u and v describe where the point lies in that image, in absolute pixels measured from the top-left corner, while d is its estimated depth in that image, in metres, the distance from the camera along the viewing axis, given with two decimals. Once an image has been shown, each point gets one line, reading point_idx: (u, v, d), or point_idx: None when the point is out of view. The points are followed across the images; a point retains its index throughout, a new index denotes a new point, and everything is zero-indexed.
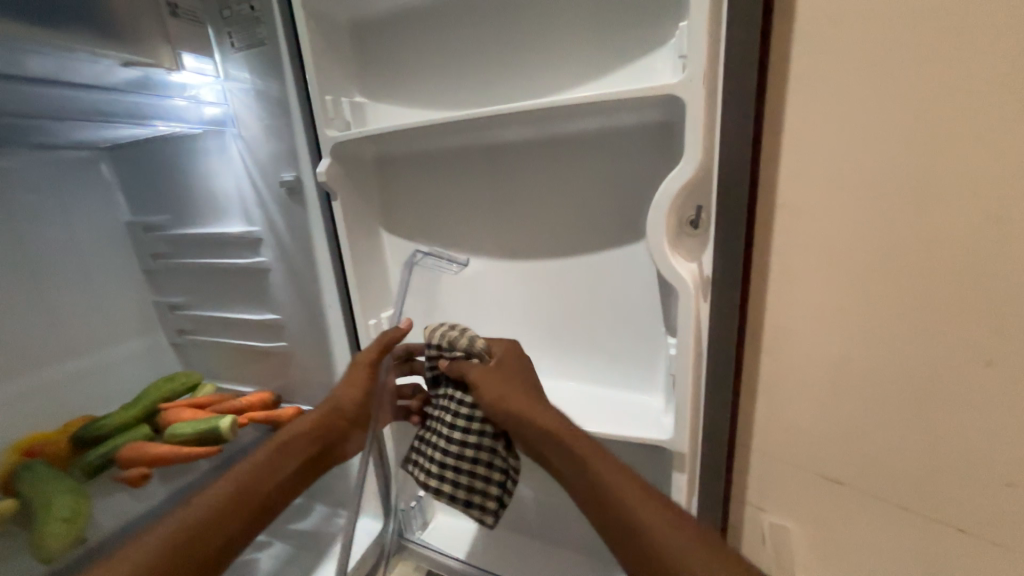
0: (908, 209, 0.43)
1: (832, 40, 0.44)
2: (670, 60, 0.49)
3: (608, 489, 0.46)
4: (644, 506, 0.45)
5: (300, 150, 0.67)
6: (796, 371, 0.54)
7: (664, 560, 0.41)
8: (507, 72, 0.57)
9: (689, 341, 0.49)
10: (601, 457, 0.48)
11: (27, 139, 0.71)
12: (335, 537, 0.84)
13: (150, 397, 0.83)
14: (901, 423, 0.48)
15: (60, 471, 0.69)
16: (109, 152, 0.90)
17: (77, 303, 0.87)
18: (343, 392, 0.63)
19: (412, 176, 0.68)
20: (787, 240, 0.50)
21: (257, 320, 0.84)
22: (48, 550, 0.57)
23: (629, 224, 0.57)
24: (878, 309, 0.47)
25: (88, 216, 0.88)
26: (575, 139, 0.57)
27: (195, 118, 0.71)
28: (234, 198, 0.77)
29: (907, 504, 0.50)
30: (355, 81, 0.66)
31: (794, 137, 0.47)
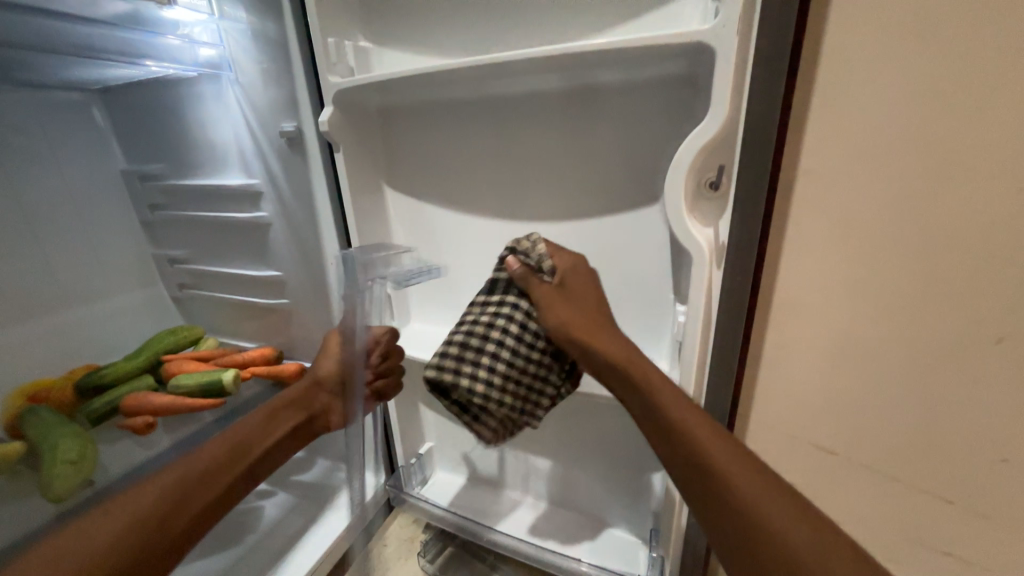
0: (940, 178, 0.41)
1: None
2: (700, 6, 0.45)
3: (676, 424, 0.42)
4: (716, 445, 0.40)
5: (301, 97, 0.63)
6: (800, 342, 0.53)
7: (751, 516, 0.37)
8: (522, 17, 0.54)
9: (699, 308, 0.48)
10: (668, 389, 0.45)
11: (14, 74, 0.67)
12: (337, 489, 0.86)
13: (152, 349, 0.83)
14: (905, 397, 0.48)
15: (65, 417, 0.69)
16: (100, 95, 0.86)
17: (75, 252, 0.86)
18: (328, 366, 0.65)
19: (418, 128, 0.65)
20: (807, 209, 0.48)
21: (257, 276, 0.83)
22: (56, 491, 0.59)
23: (643, 186, 0.55)
24: (895, 283, 0.45)
25: (80, 162, 0.86)
26: (592, 94, 0.54)
27: (190, 60, 0.67)
28: (232, 148, 0.75)
29: (898, 475, 0.50)
30: (357, 22, 0.62)
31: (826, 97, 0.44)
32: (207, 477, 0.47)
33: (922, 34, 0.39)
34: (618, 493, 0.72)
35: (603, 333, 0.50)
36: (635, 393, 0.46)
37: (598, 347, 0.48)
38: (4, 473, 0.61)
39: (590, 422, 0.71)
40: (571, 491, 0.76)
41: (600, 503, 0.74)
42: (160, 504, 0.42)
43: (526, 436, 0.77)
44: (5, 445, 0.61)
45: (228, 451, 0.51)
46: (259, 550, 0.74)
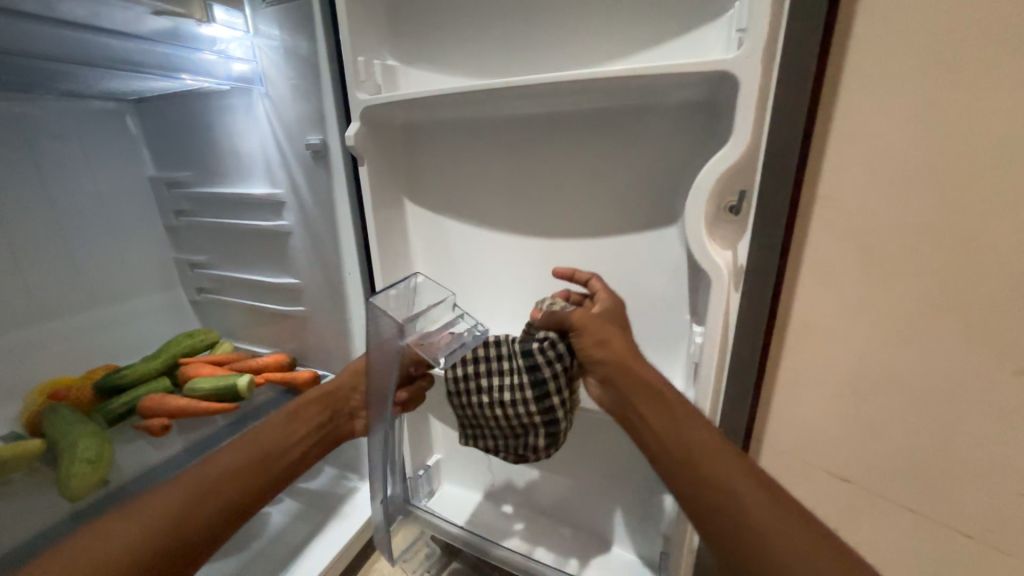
0: (965, 209, 0.40)
1: (903, 17, 0.40)
2: (724, 36, 0.46)
3: (685, 436, 0.42)
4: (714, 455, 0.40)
5: (327, 113, 0.65)
6: (816, 368, 0.52)
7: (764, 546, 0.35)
8: (547, 40, 0.55)
9: (716, 330, 0.48)
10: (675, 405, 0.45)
11: (53, 84, 0.70)
12: (344, 497, 0.86)
13: (170, 351, 0.85)
14: (925, 429, 0.47)
15: (84, 416, 0.71)
16: (134, 105, 0.90)
17: (101, 255, 0.88)
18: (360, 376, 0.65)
19: (441, 144, 0.67)
20: (824, 235, 0.48)
21: (275, 283, 0.84)
22: (72, 490, 0.59)
23: (662, 207, 0.55)
24: (915, 313, 0.45)
25: (111, 168, 0.89)
26: (614, 116, 0.55)
27: (224, 74, 0.69)
28: (259, 159, 0.77)
29: (916, 508, 0.49)
30: (386, 42, 0.64)
31: (845, 127, 0.45)
32: (229, 480, 0.46)
33: (941, 66, 0.39)
34: (627, 515, 0.71)
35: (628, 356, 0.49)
36: (651, 410, 0.46)
37: (612, 363, 0.49)
38: (21, 469, 0.63)
39: (600, 440, 0.70)
40: (579, 510, 0.75)
41: (607, 523, 0.73)
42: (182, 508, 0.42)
43: None
44: (24, 443, 0.63)
45: (253, 454, 0.50)
46: (265, 556, 0.75)
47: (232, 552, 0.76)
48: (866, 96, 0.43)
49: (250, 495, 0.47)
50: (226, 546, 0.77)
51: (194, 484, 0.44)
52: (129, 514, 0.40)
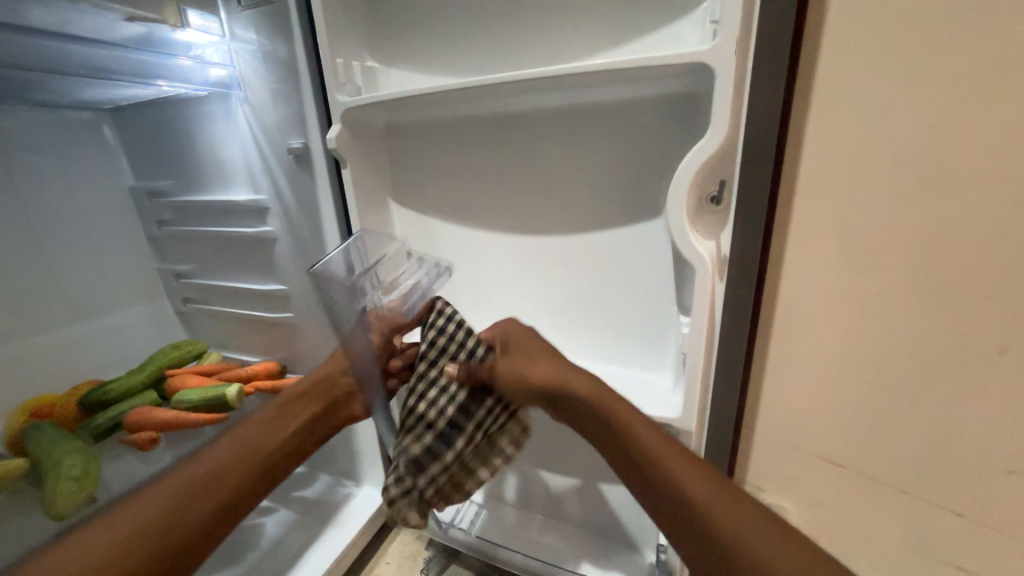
0: (939, 192, 0.41)
1: (872, 7, 0.41)
2: (700, 29, 0.47)
3: (661, 454, 0.40)
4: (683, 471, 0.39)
5: (308, 116, 0.65)
6: (803, 354, 0.53)
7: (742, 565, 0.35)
8: (526, 37, 0.55)
9: (703, 319, 0.48)
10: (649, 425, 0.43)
11: (27, 95, 0.69)
12: (340, 504, 0.86)
13: (156, 363, 0.84)
14: (909, 409, 0.48)
15: (68, 432, 0.69)
16: (111, 114, 0.88)
17: (81, 268, 0.87)
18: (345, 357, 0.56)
19: (424, 145, 0.67)
20: (805, 222, 0.49)
21: (262, 290, 0.84)
22: (57, 508, 0.58)
23: (646, 200, 0.56)
24: (896, 295, 0.46)
25: (89, 179, 0.87)
26: (595, 111, 0.55)
27: (201, 79, 0.67)
28: (241, 165, 0.76)
29: (905, 487, 0.50)
30: (365, 44, 0.64)
31: (822, 116, 0.45)
32: (208, 486, 0.43)
33: (911, 52, 0.40)
34: (624, 510, 0.71)
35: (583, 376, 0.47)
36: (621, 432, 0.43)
37: (573, 383, 0.46)
38: (6, 490, 0.61)
39: None
40: (577, 507, 0.75)
41: (604, 517, 0.74)
42: (154, 521, 0.40)
43: (530, 450, 0.77)
44: (9, 461, 0.61)
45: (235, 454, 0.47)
46: (261, 567, 0.74)
47: (228, 564, 0.75)
48: (840, 84, 0.44)
49: (235, 498, 0.45)
50: (221, 559, 0.76)
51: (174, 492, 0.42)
52: (98, 532, 0.38)
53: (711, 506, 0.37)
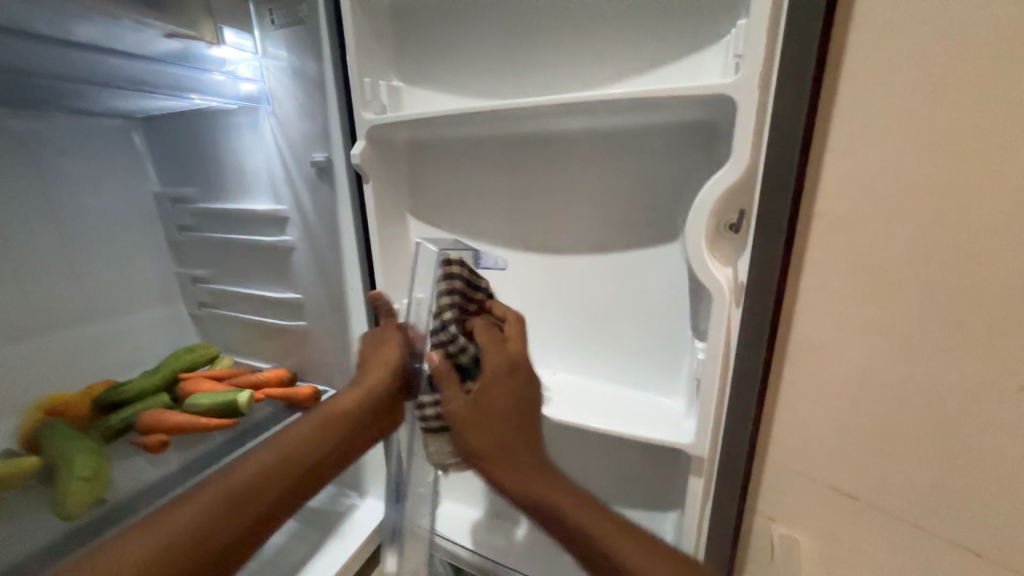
0: (959, 227, 0.41)
1: (893, 45, 0.42)
2: (722, 60, 0.48)
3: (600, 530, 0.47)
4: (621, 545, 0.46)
5: (333, 131, 0.67)
6: (818, 383, 0.53)
7: None
8: (549, 62, 0.57)
9: (719, 345, 0.48)
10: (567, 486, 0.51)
11: (64, 103, 0.71)
12: (343, 515, 0.85)
13: (170, 366, 0.85)
14: (927, 444, 0.47)
15: (82, 433, 0.70)
16: (141, 122, 0.91)
17: (102, 269, 0.88)
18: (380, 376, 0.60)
19: (445, 162, 0.68)
20: (823, 251, 0.49)
21: (278, 297, 0.85)
22: (67, 509, 0.58)
23: (664, 224, 0.56)
24: (914, 328, 0.46)
25: (116, 183, 0.89)
26: (615, 135, 0.56)
27: (232, 93, 0.70)
28: (264, 176, 0.78)
29: (922, 524, 0.49)
30: (392, 64, 0.66)
31: (842, 148, 0.46)
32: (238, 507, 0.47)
33: (931, 89, 0.41)
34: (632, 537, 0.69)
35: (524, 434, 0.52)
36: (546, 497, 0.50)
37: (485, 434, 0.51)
38: (17, 487, 0.62)
39: (602, 457, 0.70)
40: None
41: None
42: (195, 531, 0.43)
43: None
44: (21, 460, 0.62)
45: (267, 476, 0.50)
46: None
47: None
48: (860, 118, 0.44)
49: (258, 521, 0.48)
50: None
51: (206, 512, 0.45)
52: (137, 538, 0.42)
53: (629, 561, 0.45)
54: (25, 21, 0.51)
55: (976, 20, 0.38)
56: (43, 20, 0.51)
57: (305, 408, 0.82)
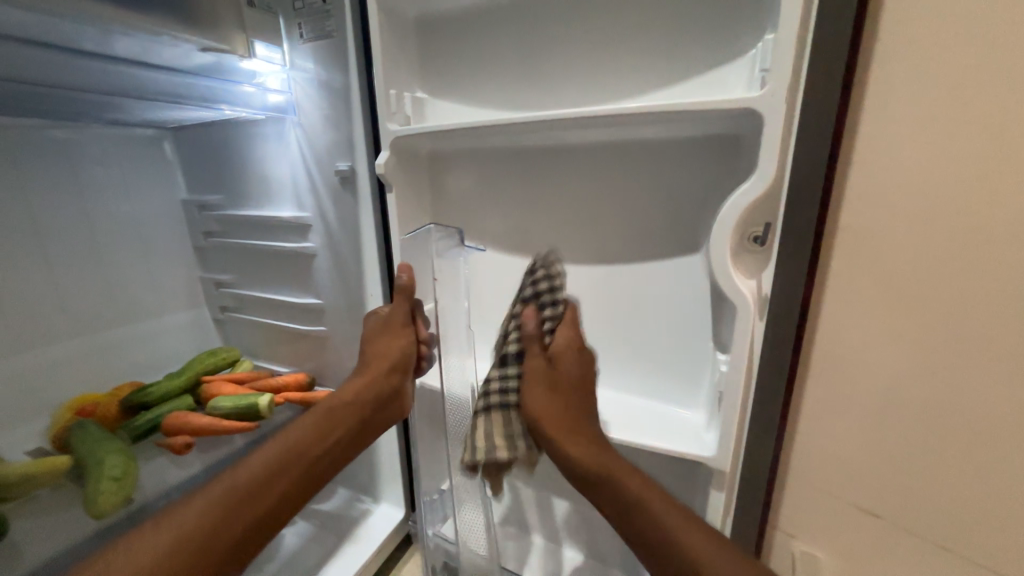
0: (993, 243, 0.41)
1: (921, 60, 0.41)
2: (745, 75, 0.48)
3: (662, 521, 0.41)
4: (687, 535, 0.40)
5: (357, 140, 0.68)
6: (844, 399, 0.52)
7: None
8: (572, 76, 0.57)
9: (741, 358, 0.48)
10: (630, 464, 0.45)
11: (102, 114, 0.74)
12: (357, 520, 0.86)
13: (193, 369, 0.87)
14: (957, 464, 0.46)
15: (110, 432, 0.72)
16: (172, 131, 0.94)
17: (131, 273, 0.91)
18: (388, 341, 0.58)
19: (465, 172, 0.69)
20: (848, 266, 0.48)
21: (298, 303, 0.86)
22: (98, 507, 0.59)
23: (684, 236, 0.56)
24: (946, 345, 0.45)
25: (146, 190, 0.92)
26: (637, 147, 0.57)
27: (259, 104, 0.72)
28: (288, 184, 0.80)
29: (952, 547, 0.48)
30: (416, 77, 0.67)
31: (868, 161, 0.45)
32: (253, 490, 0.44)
33: (964, 103, 0.40)
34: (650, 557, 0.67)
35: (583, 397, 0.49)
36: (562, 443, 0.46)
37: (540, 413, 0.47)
38: (48, 485, 0.64)
39: None
40: (598, 542, 0.73)
41: (625, 552, 0.72)
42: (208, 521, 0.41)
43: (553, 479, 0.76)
44: (53, 458, 0.64)
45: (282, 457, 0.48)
46: None
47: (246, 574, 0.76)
48: (889, 133, 0.44)
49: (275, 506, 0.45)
50: None
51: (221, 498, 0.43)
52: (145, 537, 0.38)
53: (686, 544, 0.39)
54: (74, 39, 0.53)
55: (1007, 36, 0.38)
56: (90, 37, 0.54)
57: None
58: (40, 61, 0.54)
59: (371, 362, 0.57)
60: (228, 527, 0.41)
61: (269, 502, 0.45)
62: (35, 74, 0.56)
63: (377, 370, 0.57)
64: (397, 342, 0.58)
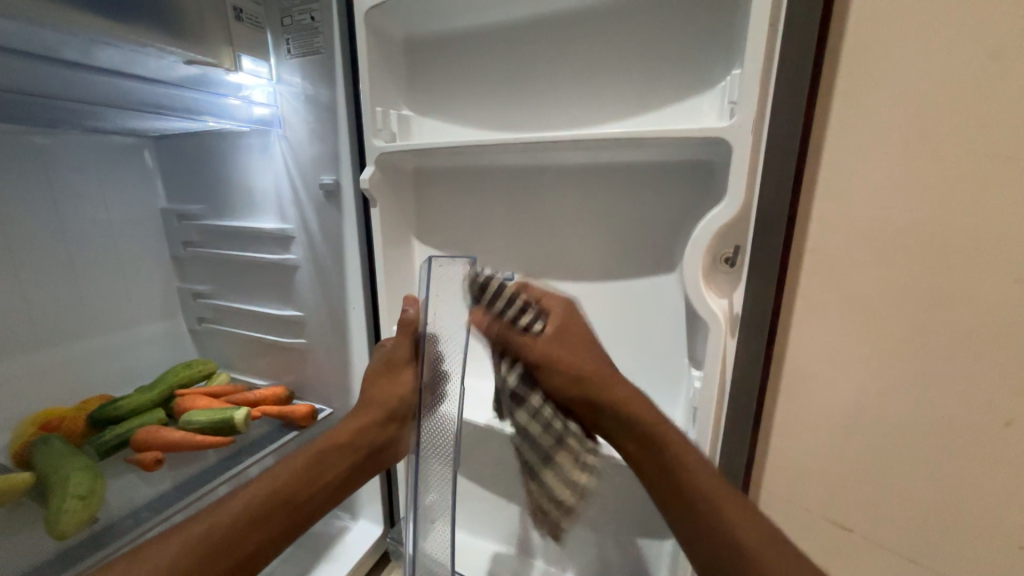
0: (942, 269, 0.44)
1: (875, 98, 0.45)
2: (716, 105, 0.50)
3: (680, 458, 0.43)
4: (704, 481, 0.42)
5: (342, 155, 0.69)
6: (813, 415, 0.53)
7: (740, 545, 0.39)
8: (554, 100, 0.59)
9: (714, 375, 0.49)
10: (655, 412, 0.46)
11: (81, 122, 0.73)
12: (335, 538, 0.84)
13: (167, 382, 0.85)
14: (916, 476, 0.49)
15: (75, 448, 0.69)
16: (153, 140, 0.93)
17: (105, 283, 0.89)
18: (388, 386, 0.57)
19: (449, 189, 0.70)
20: (816, 288, 0.51)
21: (278, 315, 0.85)
22: (62, 528, 0.57)
23: (660, 255, 0.58)
24: (905, 364, 0.47)
25: (123, 198, 0.90)
26: (615, 168, 0.59)
27: (245, 117, 0.72)
28: (271, 195, 0.80)
29: (915, 556, 0.50)
30: (403, 95, 0.68)
31: (832, 188, 0.48)
32: (229, 537, 0.43)
33: (918, 140, 0.43)
34: None
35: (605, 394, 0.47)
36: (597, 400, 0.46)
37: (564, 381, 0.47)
38: (7, 504, 0.61)
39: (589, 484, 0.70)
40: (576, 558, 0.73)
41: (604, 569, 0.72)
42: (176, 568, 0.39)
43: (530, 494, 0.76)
44: (13, 476, 0.61)
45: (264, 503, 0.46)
46: None
47: None
48: (847, 164, 0.47)
49: (250, 556, 0.44)
50: None
51: (195, 541, 0.41)
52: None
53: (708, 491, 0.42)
54: (56, 48, 0.53)
55: (948, 83, 0.41)
56: (72, 47, 0.54)
57: (301, 428, 0.82)
58: (22, 70, 0.54)
59: (367, 405, 0.56)
60: (245, 542, 0.43)
61: (245, 549, 0.43)
62: (15, 82, 0.55)
63: (369, 417, 0.55)
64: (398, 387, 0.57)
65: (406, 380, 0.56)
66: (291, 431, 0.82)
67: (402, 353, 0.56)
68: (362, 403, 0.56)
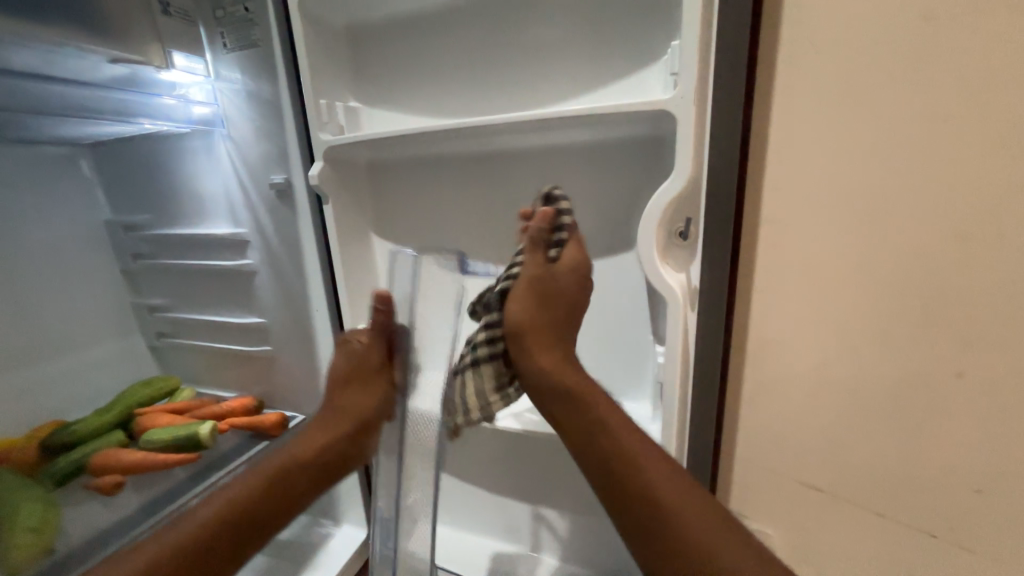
0: (888, 228, 0.45)
1: (813, 64, 0.45)
2: (662, 79, 0.50)
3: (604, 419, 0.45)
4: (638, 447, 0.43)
5: (291, 151, 0.66)
6: (776, 381, 0.55)
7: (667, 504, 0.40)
8: (504, 82, 0.58)
9: (677, 349, 0.50)
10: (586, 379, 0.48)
11: (4, 132, 0.68)
12: (318, 546, 0.82)
13: (125, 402, 0.81)
14: (876, 432, 0.50)
15: (26, 478, 0.65)
16: (89, 149, 0.88)
17: (49, 303, 0.84)
18: (360, 397, 0.54)
19: (405, 180, 0.68)
20: (771, 256, 0.51)
21: (240, 323, 0.82)
22: (10, 563, 0.54)
23: (620, 234, 0.58)
24: (859, 324, 0.48)
25: (62, 212, 0.85)
26: (570, 150, 0.58)
27: (183, 116, 0.69)
28: (220, 199, 0.76)
29: (882, 510, 0.52)
30: (349, 86, 0.66)
31: (780, 156, 0.49)
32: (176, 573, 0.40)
33: (857, 103, 0.44)
34: None
35: (551, 348, 0.48)
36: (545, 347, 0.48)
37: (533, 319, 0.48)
38: None
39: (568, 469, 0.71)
40: (562, 541, 0.74)
41: (591, 551, 0.72)
42: None
43: (512, 485, 0.75)
44: None
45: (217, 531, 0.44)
46: None
47: None
48: (791, 132, 0.47)
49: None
50: None
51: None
52: None
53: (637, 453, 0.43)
54: None
55: (880, 45, 0.42)
56: None
57: (272, 437, 0.79)
58: None
59: (335, 416, 0.53)
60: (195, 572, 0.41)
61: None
62: None
63: (340, 427, 0.53)
64: (372, 396, 0.54)
65: (379, 389, 0.55)
66: (261, 442, 0.79)
67: (377, 359, 0.54)
68: (330, 414, 0.54)
